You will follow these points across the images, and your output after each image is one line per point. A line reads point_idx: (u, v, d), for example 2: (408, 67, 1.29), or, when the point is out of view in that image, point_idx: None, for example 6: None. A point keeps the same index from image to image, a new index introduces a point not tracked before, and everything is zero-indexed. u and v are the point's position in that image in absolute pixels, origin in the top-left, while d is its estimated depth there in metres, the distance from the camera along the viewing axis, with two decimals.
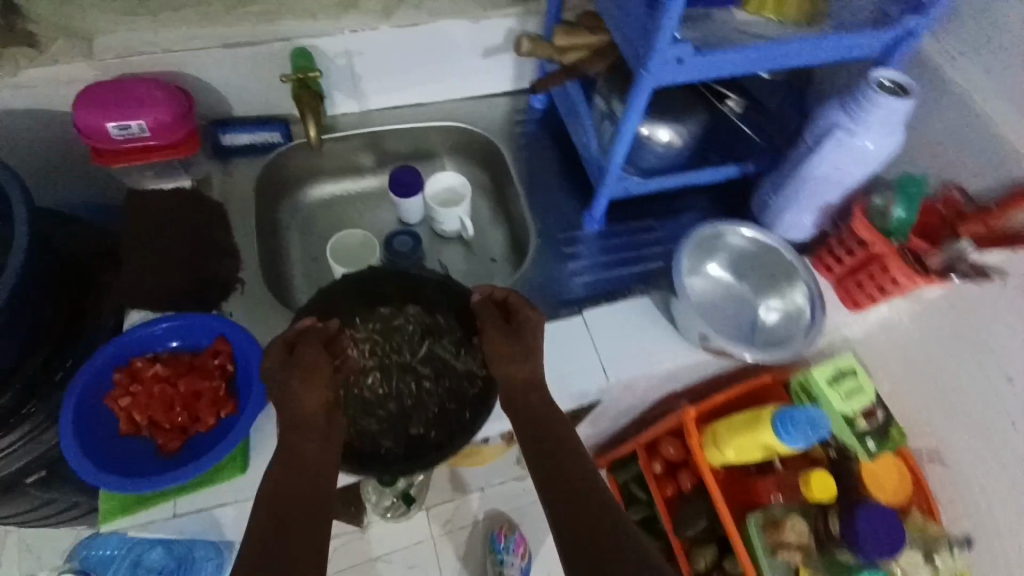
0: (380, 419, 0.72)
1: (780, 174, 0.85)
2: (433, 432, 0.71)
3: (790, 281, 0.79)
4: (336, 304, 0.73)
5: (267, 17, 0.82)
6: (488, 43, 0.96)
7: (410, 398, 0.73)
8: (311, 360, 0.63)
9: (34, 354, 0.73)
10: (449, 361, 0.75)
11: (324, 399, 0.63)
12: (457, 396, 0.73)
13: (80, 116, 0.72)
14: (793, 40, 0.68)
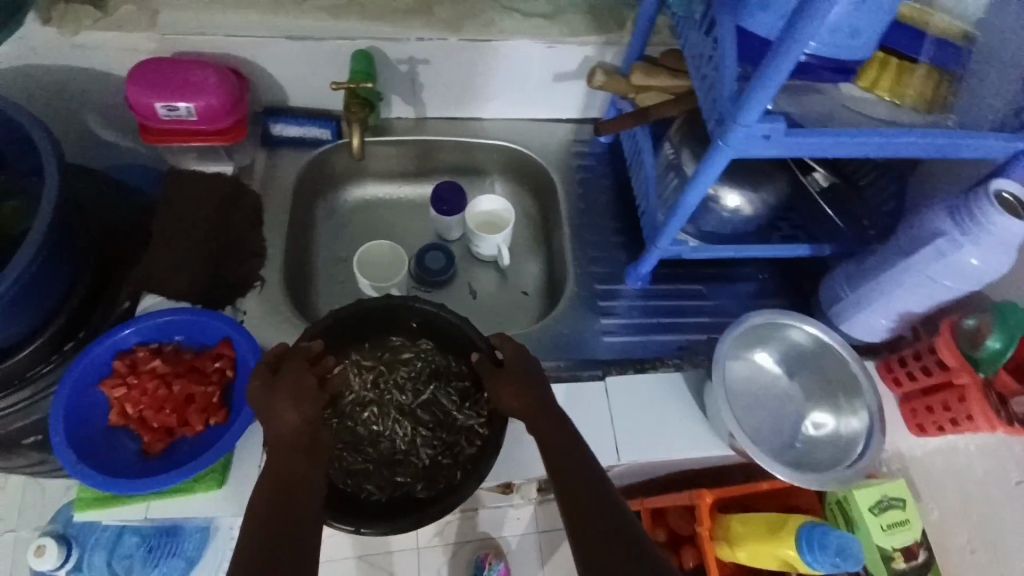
0: (367, 459, 0.70)
1: (859, 268, 0.76)
2: (419, 486, 0.68)
3: (847, 395, 0.69)
4: (345, 332, 0.71)
5: (337, 13, 0.79)
6: (560, 68, 0.89)
7: (402, 442, 0.72)
8: (298, 380, 0.56)
9: (47, 325, 0.71)
10: (450, 413, 0.73)
11: (307, 417, 0.55)
12: (451, 452, 0.71)
13: (132, 91, 0.71)
14: (907, 134, 0.59)
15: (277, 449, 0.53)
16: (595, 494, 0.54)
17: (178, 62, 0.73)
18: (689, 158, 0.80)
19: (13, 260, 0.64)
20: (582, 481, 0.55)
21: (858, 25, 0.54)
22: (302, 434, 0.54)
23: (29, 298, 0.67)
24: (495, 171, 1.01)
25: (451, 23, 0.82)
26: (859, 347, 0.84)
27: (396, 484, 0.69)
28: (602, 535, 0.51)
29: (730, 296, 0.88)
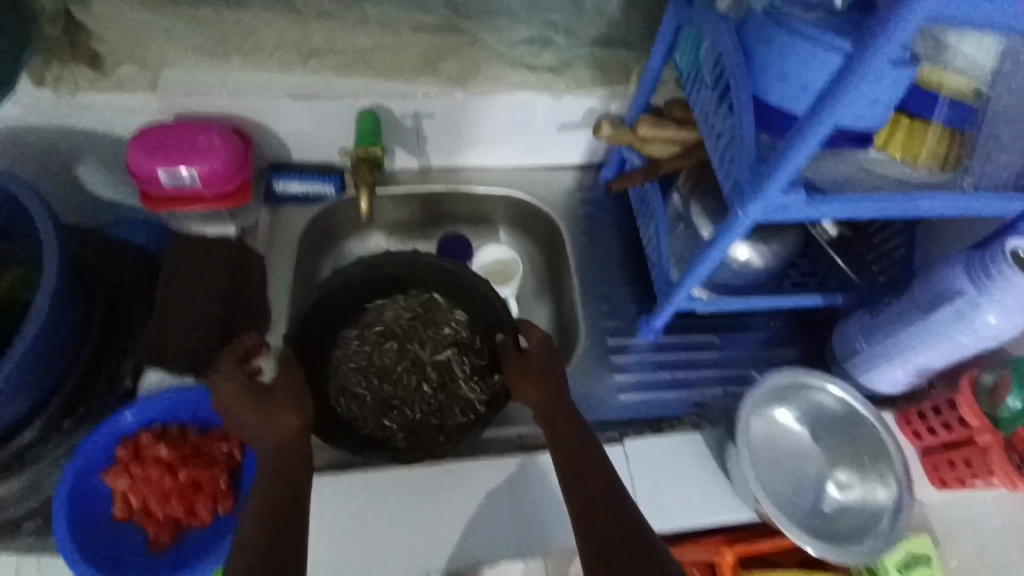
0: (373, 397, 0.79)
1: (875, 320, 0.75)
2: (400, 436, 0.77)
3: (864, 462, 0.69)
4: (396, 277, 0.83)
5: (342, 71, 0.78)
6: (566, 119, 0.89)
7: (404, 395, 0.80)
8: (289, 391, 0.62)
9: (44, 405, 0.68)
10: (459, 382, 0.81)
11: (293, 426, 0.60)
12: (441, 416, 0.79)
13: (135, 158, 0.70)
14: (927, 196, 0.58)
15: (278, 456, 0.59)
16: (613, 498, 0.60)
17: (182, 126, 0.72)
18: (699, 211, 0.80)
19: (14, 342, 0.62)
20: (606, 487, 0.61)
21: (875, 97, 0.53)
22: (292, 440, 0.60)
23: (30, 379, 0.64)
24: (500, 218, 1.00)
25: (458, 78, 0.81)
26: (875, 397, 0.83)
27: (384, 427, 0.78)
28: (614, 539, 0.56)
29: (741, 345, 0.87)
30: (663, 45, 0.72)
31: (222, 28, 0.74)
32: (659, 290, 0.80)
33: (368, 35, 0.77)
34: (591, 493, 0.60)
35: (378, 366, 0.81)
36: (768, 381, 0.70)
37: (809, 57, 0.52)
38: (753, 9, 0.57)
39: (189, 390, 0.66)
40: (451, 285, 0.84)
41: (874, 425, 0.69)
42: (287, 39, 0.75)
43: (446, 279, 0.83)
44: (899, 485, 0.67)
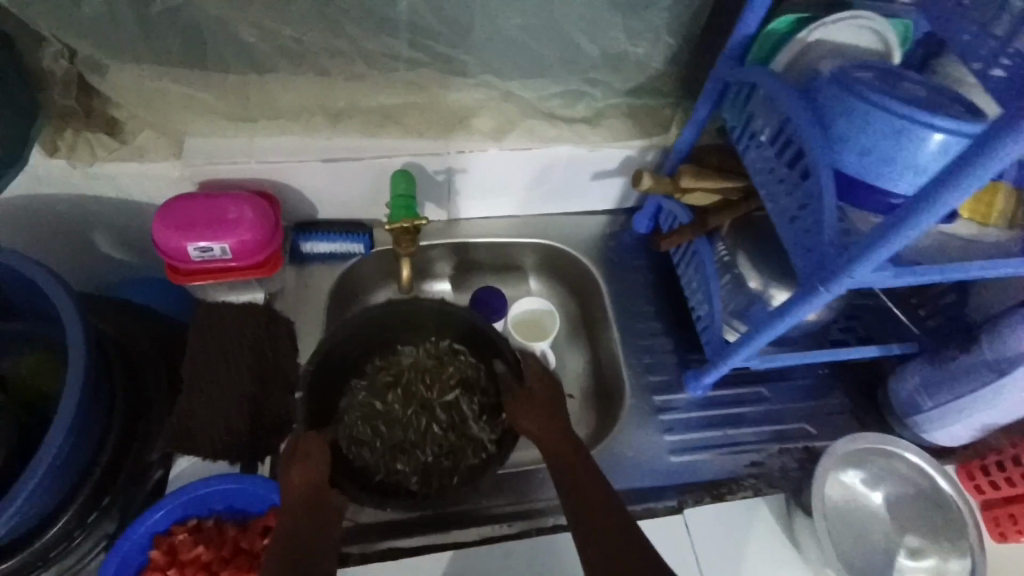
0: (378, 443, 0.74)
1: (937, 372, 0.73)
2: (414, 479, 0.72)
3: (948, 537, 0.66)
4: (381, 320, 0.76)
5: (371, 130, 0.75)
6: (602, 167, 0.86)
7: (415, 438, 0.75)
8: (307, 446, 0.61)
9: (72, 499, 0.63)
10: (468, 420, 0.76)
11: (310, 480, 0.59)
12: (454, 456, 0.74)
13: (161, 234, 0.66)
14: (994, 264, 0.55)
15: (292, 502, 0.57)
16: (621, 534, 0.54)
17: (209, 197, 0.68)
18: (745, 260, 0.78)
19: (43, 442, 0.58)
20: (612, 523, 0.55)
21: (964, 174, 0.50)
22: (309, 497, 0.58)
23: (59, 476, 0.60)
24: (529, 267, 0.97)
25: (491, 133, 0.77)
26: (931, 448, 0.80)
27: (394, 472, 0.73)
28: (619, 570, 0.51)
29: (787, 393, 0.83)
30: (709, 100, 0.70)
31: (245, 92, 0.69)
32: (709, 347, 0.76)
33: (396, 94, 0.73)
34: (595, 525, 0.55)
35: (381, 409, 0.76)
36: (845, 447, 0.67)
37: (891, 132, 0.49)
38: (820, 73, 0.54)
39: (217, 481, 0.61)
40: (446, 320, 0.78)
41: (950, 496, 0.66)
42: (313, 100, 0.71)
43: (439, 313, 0.77)
44: (977, 563, 0.63)
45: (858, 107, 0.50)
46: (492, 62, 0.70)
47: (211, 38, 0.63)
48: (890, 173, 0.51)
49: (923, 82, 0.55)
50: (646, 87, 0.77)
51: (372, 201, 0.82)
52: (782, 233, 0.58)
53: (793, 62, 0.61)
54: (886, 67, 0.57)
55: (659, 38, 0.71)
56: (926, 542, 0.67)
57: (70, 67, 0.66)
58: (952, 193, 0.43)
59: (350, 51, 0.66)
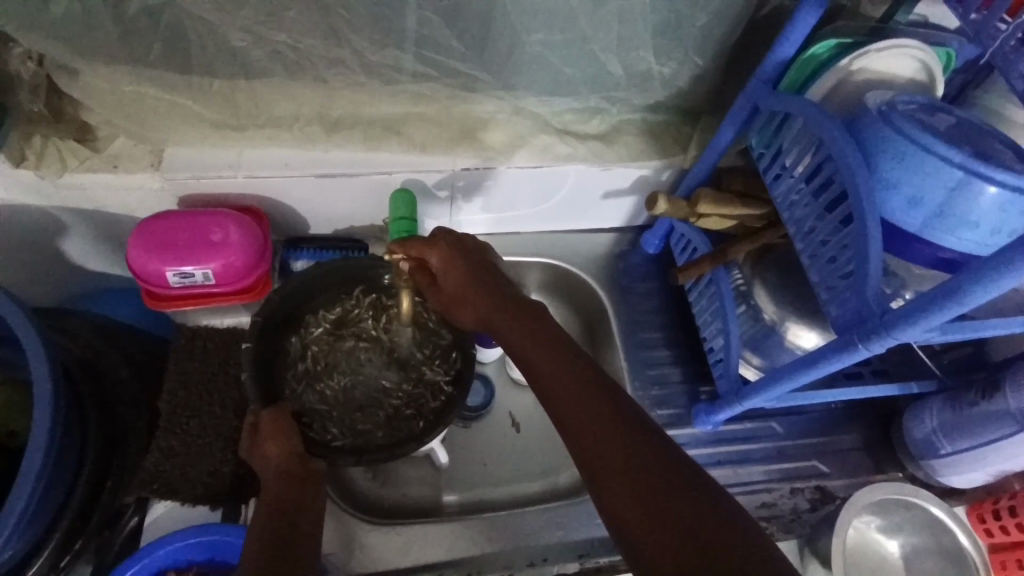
0: (329, 409, 0.69)
1: (958, 418, 0.70)
2: (379, 434, 0.67)
3: None
4: (307, 291, 0.69)
5: (370, 142, 0.69)
6: (612, 187, 0.81)
7: (376, 395, 0.71)
8: (275, 421, 0.60)
9: (42, 546, 0.58)
10: (420, 369, 0.72)
11: (292, 449, 0.59)
12: (415, 404, 0.69)
13: (136, 258, 0.60)
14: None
15: (276, 483, 0.56)
16: (650, 441, 0.49)
17: (191, 216, 0.62)
18: (763, 292, 0.75)
19: (12, 492, 0.52)
20: (634, 429, 0.49)
21: (1002, 225, 0.45)
22: (292, 464, 0.58)
23: (34, 520, 0.55)
24: (532, 286, 0.92)
25: (500, 150, 0.72)
26: (941, 489, 0.78)
27: (357, 433, 0.67)
28: (641, 474, 0.47)
29: (798, 428, 0.81)
30: (734, 124, 0.65)
31: (233, 99, 0.63)
32: (724, 384, 0.72)
33: (397, 104, 0.67)
34: (592, 435, 0.50)
35: (329, 376, 0.71)
36: (862, 498, 0.64)
37: (947, 180, 0.45)
38: (867, 108, 0.50)
39: (205, 527, 0.56)
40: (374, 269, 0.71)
41: (968, 552, 0.63)
42: (307, 109, 0.66)
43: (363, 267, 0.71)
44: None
45: (913, 152, 0.46)
46: (510, 76, 0.64)
47: (196, 43, 0.57)
48: (942, 224, 0.47)
49: (952, 113, 0.53)
50: (668, 104, 0.72)
51: (368, 215, 0.77)
52: (814, 273, 0.54)
53: (831, 93, 0.57)
54: (929, 103, 0.53)
55: (688, 58, 0.66)
56: None
57: (38, 70, 0.59)
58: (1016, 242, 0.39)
59: (351, 61, 0.61)
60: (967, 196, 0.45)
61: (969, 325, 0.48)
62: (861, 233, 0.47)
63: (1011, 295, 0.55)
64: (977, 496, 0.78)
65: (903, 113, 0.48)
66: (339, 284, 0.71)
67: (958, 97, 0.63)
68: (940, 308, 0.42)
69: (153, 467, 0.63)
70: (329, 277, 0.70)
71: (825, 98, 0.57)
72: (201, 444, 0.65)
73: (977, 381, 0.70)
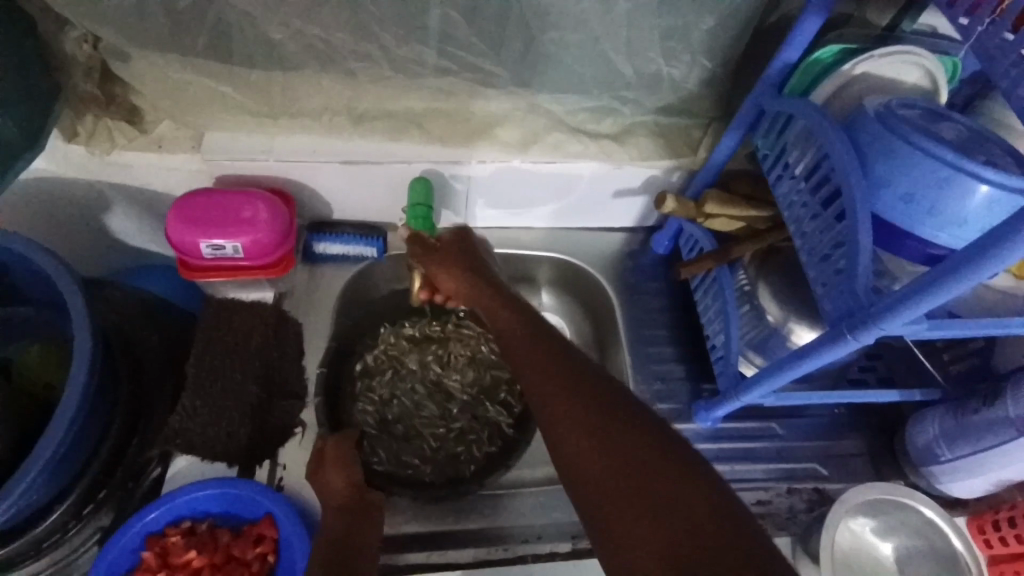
0: (382, 437, 0.77)
1: (958, 425, 0.70)
2: (426, 469, 0.75)
3: None
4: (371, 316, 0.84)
5: (392, 134, 0.73)
6: (622, 186, 0.84)
7: (428, 426, 0.78)
8: (338, 450, 0.63)
9: (71, 489, 0.63)
10: (473, 409, 0.80)
11: (353, 481, 0.61)
12: (465, 441, 0.78)
13: (174, 229, 0.65)
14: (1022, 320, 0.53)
15: (334, 516, 0.59)
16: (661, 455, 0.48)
17: (226, 195, 0.67)
18: (766, 294, 0.76)
19: (42, 438, 0.57)
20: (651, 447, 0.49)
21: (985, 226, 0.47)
22: (350, 496, 0.61)
23: (64, 466, 0.60)
24: (543, 281, 0.95)
25: (514, 146, 0.76)
26: (942, 500, 0.78)
27: (405, 464, 0.75)
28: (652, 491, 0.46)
29: (799, 431, 0.82)
30: (741, 126, 0.68)
31: (268, 89, 0.68)
32: (723, 380, 0.73)
33: (420, 99, 0.71)
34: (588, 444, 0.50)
35: (385, 406, 0.79)
36: (852, 497, 0.65)
37: (938, 180, 0.47)
38: (864, 110, 0.52)
39: (221, 481, 0.60)
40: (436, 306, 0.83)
41: (961, 555, 0.65)
42: (335, 100, 0.70)
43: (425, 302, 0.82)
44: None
45: (906, 151, 0.48)
46: (524, 73, 0.68)
47: (237, 35, 0.62)
48: (930, 220, 0.49)
49: (957, 121, 0.54)
50: (678, 107, 0.75)
51: (387, 204, 0.81)
52: (810, 270, 0.55)
53: (834, 95, 0.59)
54: (933, 110, 0.54)
55: (695, 62, 0.69)
56: None
57: (93, 53, 0.65)
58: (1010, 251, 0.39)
59: (378, 55, 0.65)
60: (957, 193, 0.47)
61: (948, 323, 0.50)
62: (850, 228, 0.49)
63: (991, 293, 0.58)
64: (979, 509, 0.77)
65: (898, 115, 0.51)
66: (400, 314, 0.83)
67: (966, 107, 0.65)
68: (920, 298, 0.44)
69: (176, 425, 0.68)
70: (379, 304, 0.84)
71: (828, 102, 0.59)
72: (222, 406, 0.69)
73: (980, 390, 0.70)
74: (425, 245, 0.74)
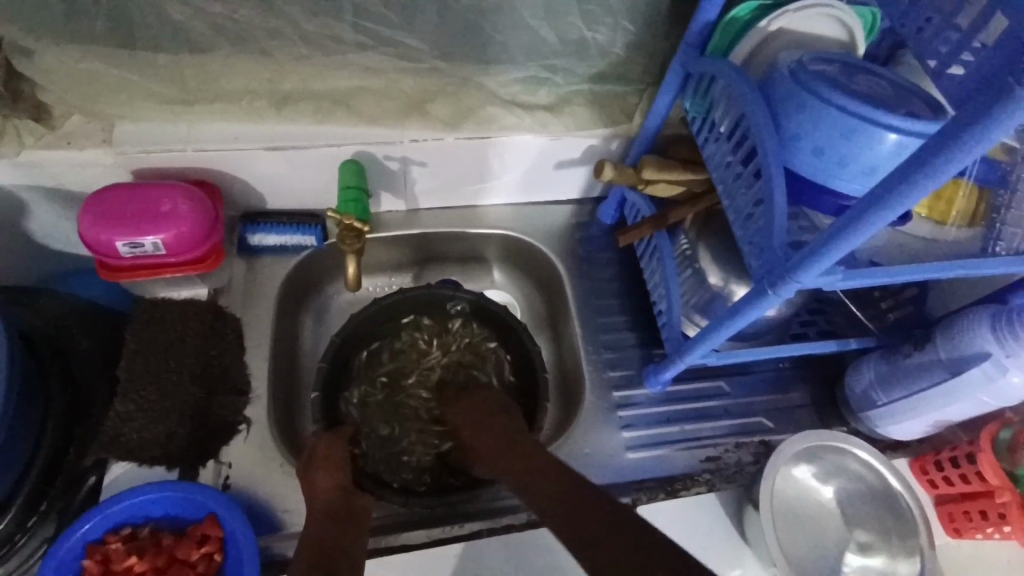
0: (383, 444, 0.76)
1: (893, 370, 0.73)
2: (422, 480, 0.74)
3: (903, 534, 0.67)
4: (380, 321, 0.78)
5: (319, 115, 0.71)
6: (564, 157, 0.83)
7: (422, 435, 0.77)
8: (330, 450, 0.63)
9: (9, 502, 0.60)
10: None
11: (340, 483, 0.60)
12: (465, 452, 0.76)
13: (88, 229, 0.62)
14: (942, 265, 0.55)
15: (321, 515, 0.56)
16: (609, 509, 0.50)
17: (142, 189, 0.64)
18: (706, 256, 0.76)
19: None
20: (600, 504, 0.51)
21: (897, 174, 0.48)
22: (338, 498, 0.58)
23: None
24: (493, 259, 0.94)
25: (447, 121, 0.74)
26: (886, 444, 0.81)
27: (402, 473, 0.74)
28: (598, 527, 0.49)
29: (748, 387, 0.84)
30: (669, 91, 0.68)
31: (181, 74, 0.64)
32: (668, 343, 0.75)
33: (346, 77, 0.68)
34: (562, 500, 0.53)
35: (389, 411, 0.78)
36: (791, 447, 0.69)
37: (846, 131, 0.48)
38: (778, 68, 0.53)
39: (161, 484, 0.59)
40: (447, 313, 0.80)
41: (899, 493, 0.68)
42: (257, 83, 0.67)
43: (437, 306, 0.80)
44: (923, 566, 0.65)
45: (814, 105, 0.49)
46: (446, 45, 0.67)
47: (138, 17, 0.59)
48: (842, 171, 0.50)
49: (880, 74, 0.54)
50: (611, 74, 0.74)
51: (322, 189, 0.78)
52: (738, 230, 0.56)
53: (752, 55, 0.59)
54: (851, 64, 0.54)
55: (619, 25, 0.68)
56: (877, 545, 0.68)
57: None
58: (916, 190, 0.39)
59: (290, 32, 0.62)
60: (865, 143, 0.47)
61: (861, 272, 0.52)
62: (767, 186, 0.50)
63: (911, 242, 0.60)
64: (921, 450, 0.80)
65: (809, 71, 0.51)
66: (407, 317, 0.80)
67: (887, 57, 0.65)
68: (834, 244, 0.44)
69: (111, 430, 0.65)
70: (381, 302, 0.76)
71: (747, 60, 0.60)
72: (159, 407, 0.67)
73: (914, 334, 0.72)
74: (360, 235, 0.72)
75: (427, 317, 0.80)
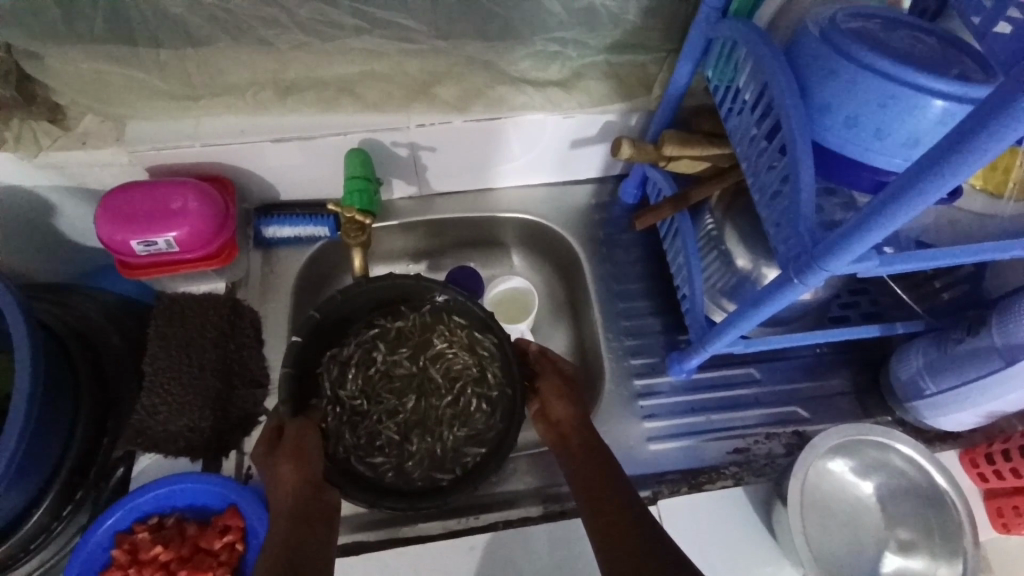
0: (365, 428, 0.73)
1: (942, 357, 0.67)
2: (398, 472, 0.71)
3: (950, 537, 0.62)
4: (369, 302, 0.74)
5: (325, 104, 0.69)
6: (579, 135, 0.78)
7: (403, 420, 0.75)
8: (299, 440, 0.62)
9: (46, 492, 0.64)
10: (465, 412, 0.74)
11: (308, 477, 0.60)
12: (447, 449, 0.73)
13: (103, 229, 0.63)
14: (966, 251, 0.48)
15: (285, 510, 0.57)
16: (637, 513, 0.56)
17: (153, 187, 0.65)
18: (733, 236, 0.71)
19: None
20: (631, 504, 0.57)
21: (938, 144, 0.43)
22: (300, 493, 0.59)
23: (30, 473, 0.61)
24: (511, 242, 0.91)
25: (455, 104, 0.70)
26: (933, 435, 0.75)
27: (379, 459, 0.72)
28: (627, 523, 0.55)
29: (781, 374, 0.79)
30: (691, 58, 0.62)
31: (184, 69, 0.64)
32: (691, 330, 0.71)
33: (349, 63, 0.66)
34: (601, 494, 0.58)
35: (375, 394, 0.76)
36: (824, 442, 0.65)
37: (882, 98, 0.43)
38: (808, 29, 0.47)
39: (182, 476, 0.61)
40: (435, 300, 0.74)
41: (946, 492, 0.63)
42: (260, 74, 0.66)
43: (422, 291, 0.73)
44: (966, 569, 0.60)
45: (846, 69, 0.43)
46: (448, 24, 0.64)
47: None
48: (879, 144, 0.45)
49: (928, 28, 0.48)
50: (627, 42, 0.69)
51: (333, 179, 0.77)
52: (763, 211, 0.51)
53: (775, 20, 0.59)
54: (896, 19, 0.48)
55: None
56: (917, 547, 0.63)
57: (7, 57, 0.61)
58: (954, 168, 0.34)
59: (286, 20, 0.61)
60: (910, 110, 0.42)
61: (893, 259, 0.47)
62: (792, 165, 0.45)
63: (960, 220, 0.54)
64: (972, 441, 0.73)
65: (844, 31, 0.45)
66: (396, 297, 0.74)
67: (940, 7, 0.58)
68: (862, 230, 0.40)
69: (138, 423, 0.68)
70: (363, 285, 0.71)
71: (773, 24, 0.59)
72: (181, 401, 0.69)
73: (967, 318, 0.66)
74: (362, 228, 0.73)
75: (419, 299, 0.75)
